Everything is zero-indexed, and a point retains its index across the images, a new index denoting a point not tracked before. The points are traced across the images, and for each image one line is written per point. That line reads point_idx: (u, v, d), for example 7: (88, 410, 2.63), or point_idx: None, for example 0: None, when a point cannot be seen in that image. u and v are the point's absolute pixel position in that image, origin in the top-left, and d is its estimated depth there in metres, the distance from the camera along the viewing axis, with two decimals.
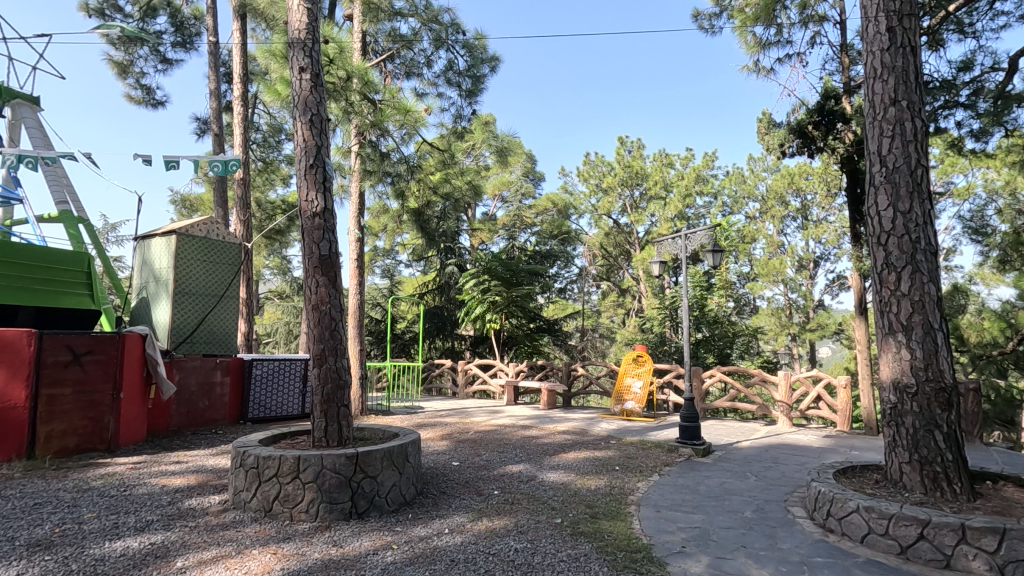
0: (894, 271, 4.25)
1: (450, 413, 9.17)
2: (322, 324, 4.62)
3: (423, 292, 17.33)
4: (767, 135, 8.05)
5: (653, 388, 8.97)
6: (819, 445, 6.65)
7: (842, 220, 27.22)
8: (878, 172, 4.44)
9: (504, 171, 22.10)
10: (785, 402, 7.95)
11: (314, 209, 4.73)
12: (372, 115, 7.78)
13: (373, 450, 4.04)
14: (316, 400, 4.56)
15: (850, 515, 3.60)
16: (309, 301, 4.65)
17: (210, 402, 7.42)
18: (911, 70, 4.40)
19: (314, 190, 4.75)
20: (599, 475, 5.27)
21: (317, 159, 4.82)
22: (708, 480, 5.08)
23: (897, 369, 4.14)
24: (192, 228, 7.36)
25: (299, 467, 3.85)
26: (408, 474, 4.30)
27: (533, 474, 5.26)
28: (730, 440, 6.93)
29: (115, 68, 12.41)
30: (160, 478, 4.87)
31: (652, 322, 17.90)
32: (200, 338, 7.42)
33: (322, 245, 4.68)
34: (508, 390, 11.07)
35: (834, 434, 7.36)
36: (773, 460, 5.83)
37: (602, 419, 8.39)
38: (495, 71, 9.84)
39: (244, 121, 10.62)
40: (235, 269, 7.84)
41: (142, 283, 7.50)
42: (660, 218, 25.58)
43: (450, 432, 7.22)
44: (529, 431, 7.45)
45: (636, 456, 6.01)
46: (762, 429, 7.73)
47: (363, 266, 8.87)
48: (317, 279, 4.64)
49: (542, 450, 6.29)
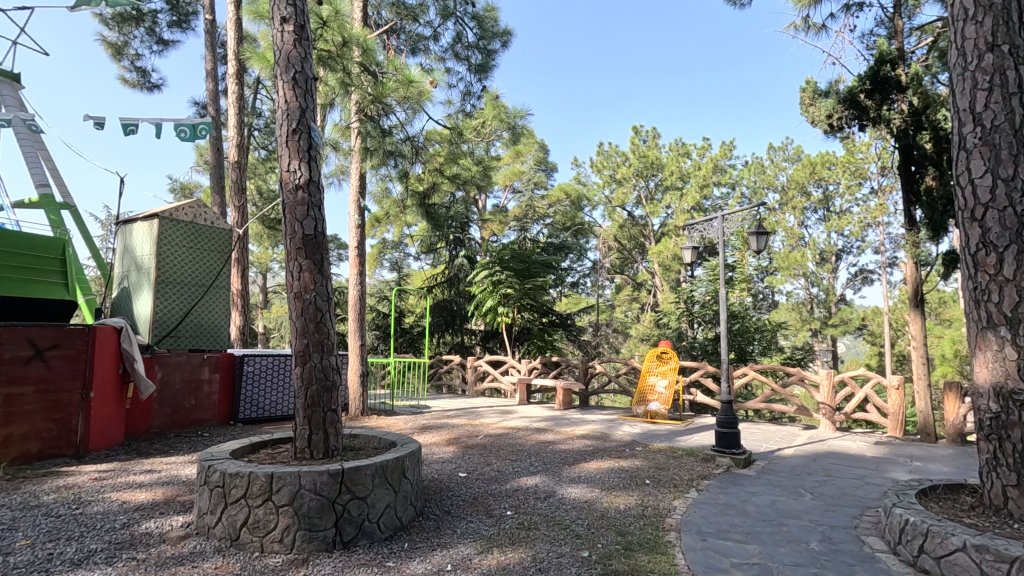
0: (994, 252, 3.49)
1: (459, 413, 8.51)
2: (306, 316, 3.96)
3: (431, 286, 16.67)
4: (811, 106, 7.19)
5: (679, 388, 8.22)
6: (873, 454, 5.90)
7: (865, 210, 26.21)
8: (972, 133, 3.69)
9: (516, 161, 21.36)
10: (829, 403, 7.14)
11: (299, 181, 4.06)
12: (373, 88, 7.07)
13: (362, 466, 3.39)
14: (298, 403, 3.91)
15: (954, 554, 2.88)
16: (291, 288, 4.00)
17: (197, 401, 6.81)
18: (1015, 7, 3.62)
19: (297, 159, 4.07)
20: (627, 490, 4.56)
21: (300, 124, 4.14)
22: (756, 499, 4.35)
23: (999, 371, 3.39)
24: (177, 212, 6.74)
25: (272, 487, 3.19)
26: (405, 493, 3.65)
27: (551, 489, 4.56)
28: (770, 447, 6.20)
29: (108, 50, 11.86)
30: (122, 491, 4.23)
31: (670, 317, 17.20)
32: (186, 331, 6.82)
33: (308, 223, 4.02)
34: (520, 388, 10.35)
35: (885, 440, 6.58)
36: (826, 473, 5.08)
37: (624, 422, 7.68)
38: (507, 46, 9.11)
39: (239, 100, 9.94)
40: (225, 257, 7.24)
41: (123, 271, 6.88)
42: (676, 209, 24.74)
43: (457, 436, 6.56)
44: (544, 435, 6.75)
45: (668, 466, 5.29)
46: (803, 434, 6.98)
47: (366, 255, 8.18)
48: (299, 262, 3.98)
49: (560, 457, 5.60)
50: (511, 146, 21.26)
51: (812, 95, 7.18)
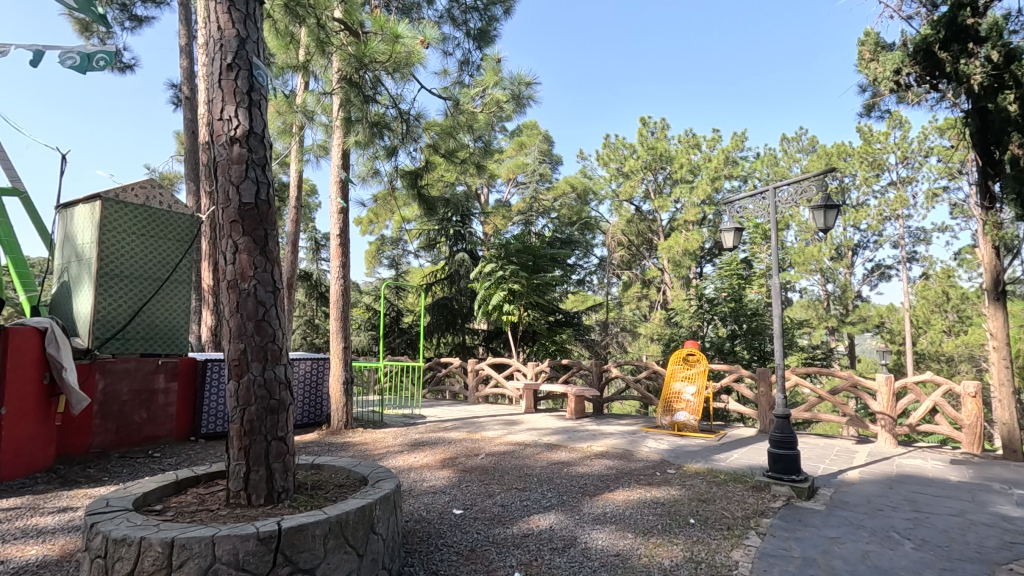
0: None
1: (458, 424, 7.48)
2: (242, 311, 2.94)
3: (432, 283, 15.68)
4: (874, 62, 6.18)
5: (709, 394, 7.17)
6: (957, 478, 4.86)
7: (885, 202, 25.03)
8: None
9: (520, 153, 20.36)
10: (888, 414, 6.10)
11: (235, 131, 3.04)
12: (356, 49, 6.08)
13: (308, 524, 2.39)
14: (232, 429, 2.89)
15: None
16: (224, 275, 2.98)
17: (150, 414, 5.81)
18: None
19: (231, 103, 3.05)
20: (668, 535, 3.54)
21: (238, 57, 3.11)
22: (841, 548, 3.33)
23: None
24: (125, 193, 5.74)
25: (172, 561, 2.19)
26: (373, 554, 2.65)
27: (569, 534, 3.54)
28: (830, 469, 5.16)
29: (77, 26, 10.89)
30: (8, 543, 3.22)
31: (683, 315, 16.17)
32: (136, 333, 5.82)
33: (246, 188, 3.01)
34: (527, 394, 9.34)
35: (963, 458, 5.53)
36: (916, 508, 4.02)
37: (648, 435, 6.65)
38: (510, 13, 8.04)
39: (210, 76, 8.93)
40: (185, 247, 6.21)
41: (63, 264, 5.89)
42: (686, 203, 23.67)
43: (454, 456, 5.53)
44: (556, 453, 5.72)
45: (713, 498, 4.26)
46: (861, 450, 5.95)
47: (348, 246, 7.17)
48: (233, 239, 2.97)
49: (578, 485, 4.57)
50: (514, 138, 20.31)
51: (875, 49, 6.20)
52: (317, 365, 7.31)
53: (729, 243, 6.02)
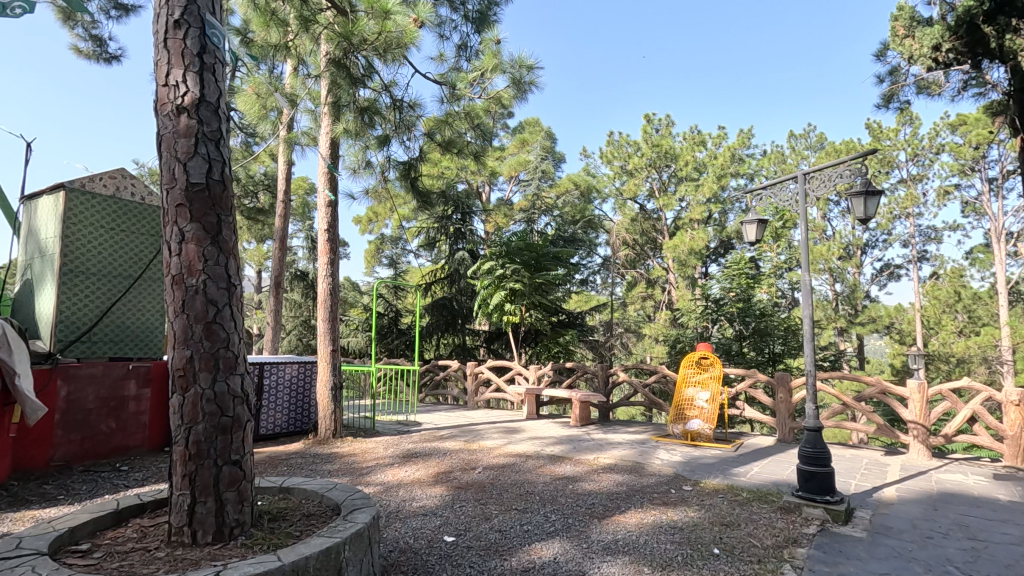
0: None
1: (455, 432, 7.00)
2: (189, 311, 2.47)
3: (431, 282, 15.25)
4: (909, 39, 6.39)
5: (725, 401, 6.69)
6: (1008, 497, 4.37)
7: (895, 201, 24.46)
8: None
9: (522, 150, 19.88)
10: (921, 423, 5.61)
11: (183, 98, 2.57)
12: (343, 27, 5.60)
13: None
14: (176, 451, 2.43)
15: None
16: (168, 269, 2.51)
17: (119, 423, 5.34)
18: None
19: (180, 66, 2.58)
20: (690, 570, 3.06)
21: (188, 12, 2.63)
22: None
23: None
24: (92, 183, 5.30)
25: None
26: None
27: (576, 567, 3.07)
28: (863, 486, 4.67)
29: (59, 14, 10.43)
30: None
31: (690, 316, 15.64)
32: (104, 335, 5.39)
33: (195, 165, 2.54)
34: (529, 399, 8.87)
35: (1007, 473, 5.05)
36: (970, 536, 3.54)
37: (659, 445, 6.17)
38: None
39: None
40: (159, 242, 5.77)
41: (27, 260, 5.46)
42: (691, 201, 23.19)
43: (448, 470, 5.06)
44: (560, 466, 5.25)
45: (737, 523, 3.77)
46: (893, 463, 5.46)
47: (338, 242, 6.70)
48: (179, 225, 2.50)
49: (584, 505, 4.09)
50: (515, 135, 19.88)
51: (909, 24, 6.46)
52: (305, 369, 6.86)
53: (751, 235, 5.51)
